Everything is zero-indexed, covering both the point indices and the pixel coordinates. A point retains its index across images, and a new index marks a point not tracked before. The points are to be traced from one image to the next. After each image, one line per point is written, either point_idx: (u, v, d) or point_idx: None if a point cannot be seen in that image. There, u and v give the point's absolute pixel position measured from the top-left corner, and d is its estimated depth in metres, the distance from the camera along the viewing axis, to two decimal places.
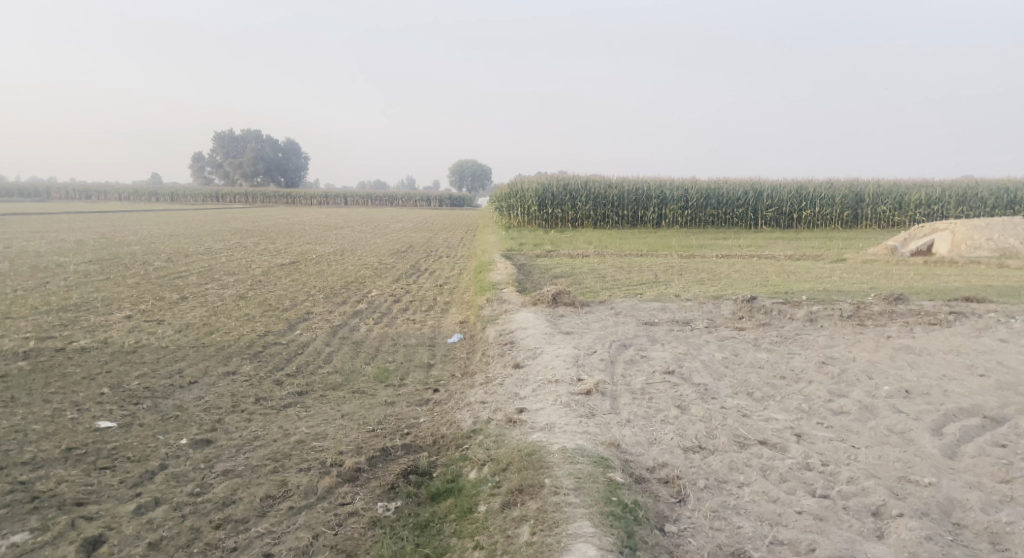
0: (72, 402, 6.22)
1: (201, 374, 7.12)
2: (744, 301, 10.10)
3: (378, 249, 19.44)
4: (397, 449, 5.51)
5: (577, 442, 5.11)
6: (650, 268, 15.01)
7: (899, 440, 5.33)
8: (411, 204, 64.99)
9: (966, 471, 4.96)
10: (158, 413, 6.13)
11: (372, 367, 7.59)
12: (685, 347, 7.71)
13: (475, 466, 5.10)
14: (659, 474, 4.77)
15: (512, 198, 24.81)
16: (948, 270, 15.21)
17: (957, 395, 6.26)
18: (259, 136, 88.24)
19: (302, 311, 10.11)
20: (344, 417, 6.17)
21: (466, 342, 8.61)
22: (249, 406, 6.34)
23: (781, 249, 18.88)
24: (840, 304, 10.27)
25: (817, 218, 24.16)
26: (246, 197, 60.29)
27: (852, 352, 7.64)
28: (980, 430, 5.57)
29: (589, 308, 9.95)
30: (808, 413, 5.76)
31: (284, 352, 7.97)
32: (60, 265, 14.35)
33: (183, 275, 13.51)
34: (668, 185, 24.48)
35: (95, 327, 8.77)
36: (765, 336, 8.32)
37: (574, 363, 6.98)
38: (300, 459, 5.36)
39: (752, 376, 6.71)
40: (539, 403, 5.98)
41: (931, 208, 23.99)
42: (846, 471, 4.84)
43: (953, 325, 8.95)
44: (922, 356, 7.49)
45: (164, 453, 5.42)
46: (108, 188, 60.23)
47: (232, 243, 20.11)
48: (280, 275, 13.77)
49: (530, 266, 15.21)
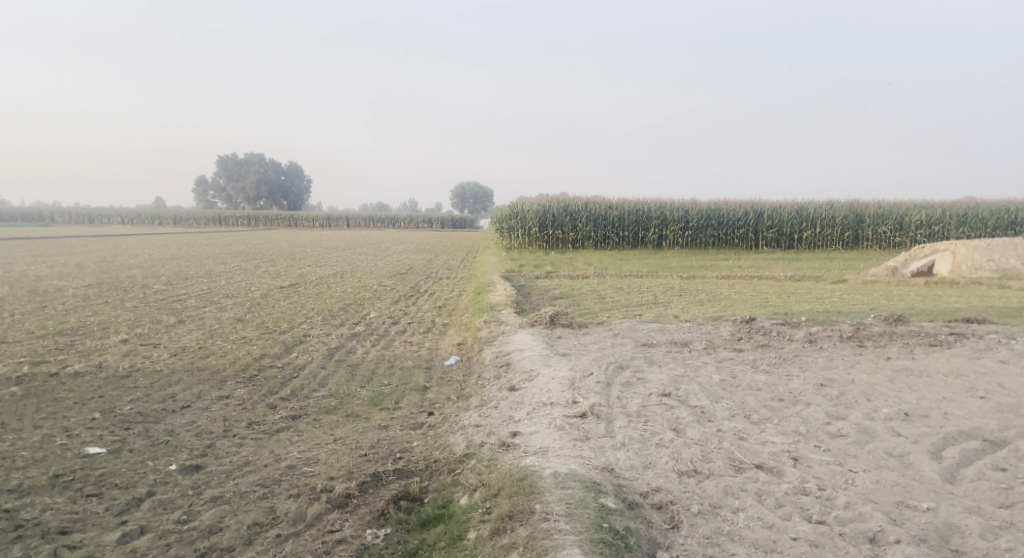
0: (62, 428, 6.16)
1: (194, 398, 7.05)
2: (743, 322, 10.04)
3: (379, 271, 19.40)
4: (388, 474, 5.43)
5: (569, 466, 5.04)
6: (650, 289, 14.96)
7: (898, 463, 5.25)
8: (413, 225, 65.18)
9: (965, 496, 4.87)
10: (149, 438, 6.07)
11: (367, 390, 7.51)
12: (683, 369, 7.63)
13: (466, 492, 5.03)
14: (652, 499, 4.69)
15: (512, 220, 24.82)
16: (950, 290, 15.16)
17: (957, 417, 6.19)
18: (262, 160, 88.74)
19: (299, 334, 10.06)
20: (336, 441, 6.10)
21: (463, 365, 8.54)
22: (241, 431, 6.28)
23: (782, 270, 18.83)
24: (840, 325, 10.19)
25: (818, 239, 24.13)
26: (248, 220, 60.45)
27: (851, 374, 7.56)
28: (980, 453, 5.50)
29: (587, 329, 9.90)
30: (805, 437, 5.69)
31: (279, 376, 7.90)
32: (58, 289, 14.33)
33: (181, 298, 13.46)
34: (669, 206, 24.49)
35: (90, 352, 8.71)
36: (764, 357, 8.26)
37: (570, 386, 6.91)
38: (290, 485, 5.29)
39: (750, 398, 6.63)
40: (533, 426, 5.91)
41: (932, 228, 23.99)
42: (843, 496, 4.76)
43: (954, 347, 8.88)
44: (922, 378, 7.42)
45: (152, 480, 5.35)
46: (109, 212, 60.45)
47: (232, 265, 20.06)
48: (279, 298, 13.73)
49: (530, 287, 15.17)
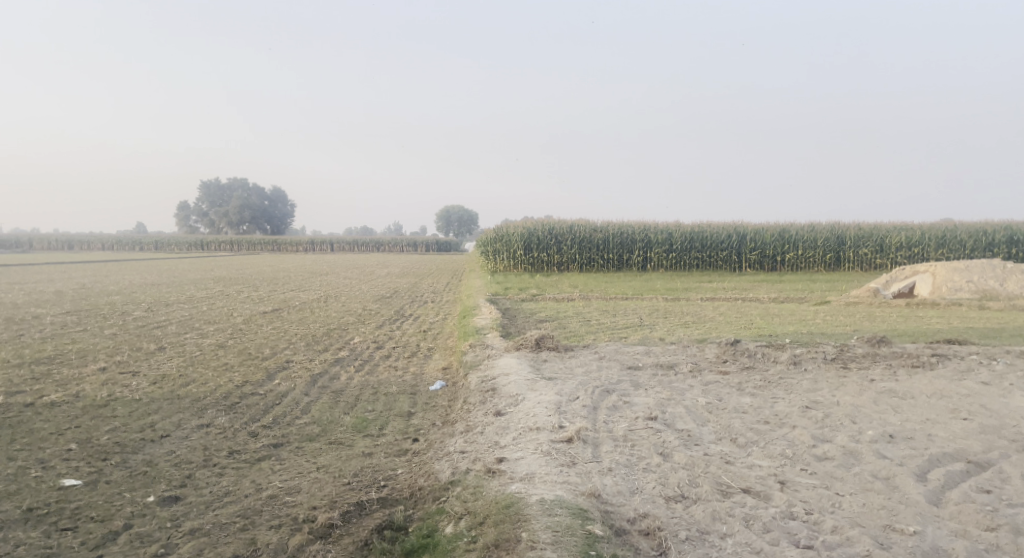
0: (37, 460, 6.03)
1: (174, 427, 6.93)
2: (728, 345, 10.05)
3: (363, 295, 19.31)
4: (372, 503, 5.35)
5: (556, 493, 4.99)
6: (635, 311, 14.97)
7: (884, 486, 5.25)
8: (397, 249, 65.11)
9: (951, 519, 4.87)
10: (127, 468, 5.96)
11: (350, 417, 7.42)
12: (669, 392, 7.61)
13: (452, 520, 4.95)
14: (639, 525, 4.65)
15: (497, 243, 24.83)
16: (931, 312, 15.29)
17: (941, 439, 6.20)
18: (246, 185, 88.56)
19: (282, 360, 9.95)
20: (319, 469, 6.02)
21: (448, 390, 8.47)
22: (222, 460, 6.18)
23: (765, 292, 18.96)
24: (824, 347, 10.24)
25: (800, 261, 24.33)
26: (232, 244, 60.14)
27: (836, 395, 7.57)
28: (965, 475, 5.51)
29: (572, 352, 9.88)
30: (792, 460, 5.67)
31: (262, 403, 7.80)
32: (36, 317, 14.12)
33: (162, 325, 13.29)
34: (653, 229, 24.64)
35: (68, 381, 8.56)
36: (749, 380, 8.26)
37: (556, 410, 6.86)
38: (271, 516, 5.21)
39: (736, 421, 6.62)
40: (519, 452, 5.86)
41: (912, 250, 24.29)
42: (830, 520, 4.74)
43: (936, 368, 8.94)
44: (906, 400, 7.44)
45: (129, 512, 5.25)
46: (91, 238, 59.97)
47: (214, 291, 19.90)
48: (262, 324, 13.60)
49: (516, 311, 15.15)
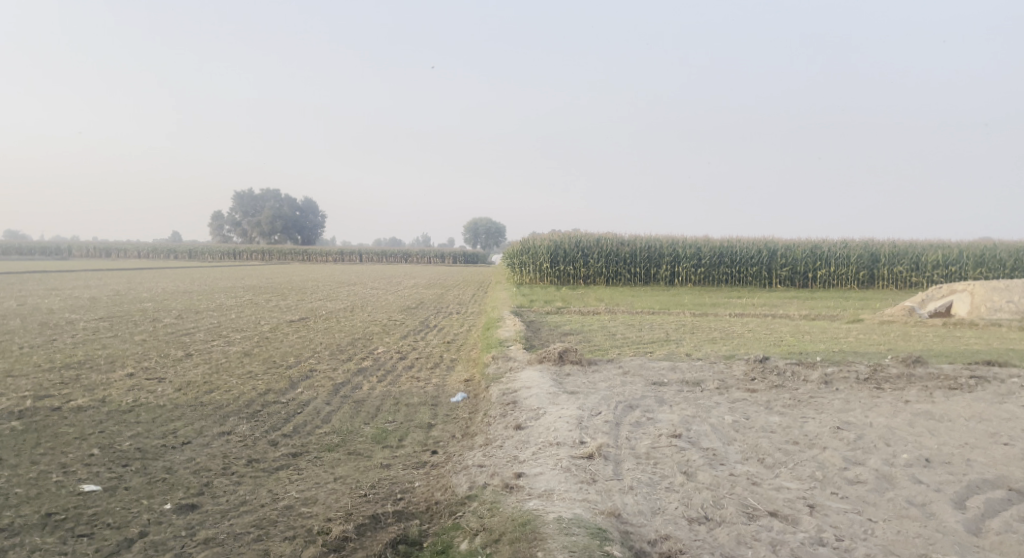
0: (59, 464, 6.04)
1: (195, 434, 6.91)
2: (756, 362, 9.82)
3: (390, 305, 19.30)
4: (387, 516, 5.25)
5: (574, 511, 4.85)
6: (662, 326, 14.73)
7: (920, 513, 5.02)
8: (426, 260, 65.37)
9: (992, 550, 4.64)
10: (146, 475, 5.93)
11: (370, 427, 7.34)
12: (694, 410, 7.41)
13: (467, 536, 4.83)
14: (661, 548, 4.50)
15: (524, 255, 24.73)
16: (969, 332, 14.84)
17: (980, 465, 5.95)
18: (278, 195, 89.81)
19: (305, 369, 9.91)
20: (336, 480, 5.93)
21: (469, 402, 8.35)
22: (240, 468, 6.13)
23: (796, 308, 18.62)
24: (856, 366, 9.94)
25: (832, 278, 23.88)
26: (263, 254, 60.85)
27: (869, 417, 7.32)
28: (1006, 503, 5.26)
29: (597, 366, 9.70)
30: (821, 482, 5.46)
31: (283, 412, 7.76)
32: (69, 322, 14.31)
33: (190, 332, 13.36)
34: (682, 242, 24.35)
35: (95, 386, 8.61)
36: (778, 398, 8.02)
37: (578, 425, 6.71)
38: (286, 527, 5.14)
39: (764, 441, 6.41)
40: (538, 468, 5.72)
41: (949, 268, 23.70)
42: (862, 548, 4.55)
43: (975, 390, 8.61)
44: (943, 423, 7.16)
45: (144, 519, 5.22)
46: (128, 246, 61.17)
47: (243, 300, 20.01)
48: (288, 332, 13.62)
49: (541, 323, 15.02)
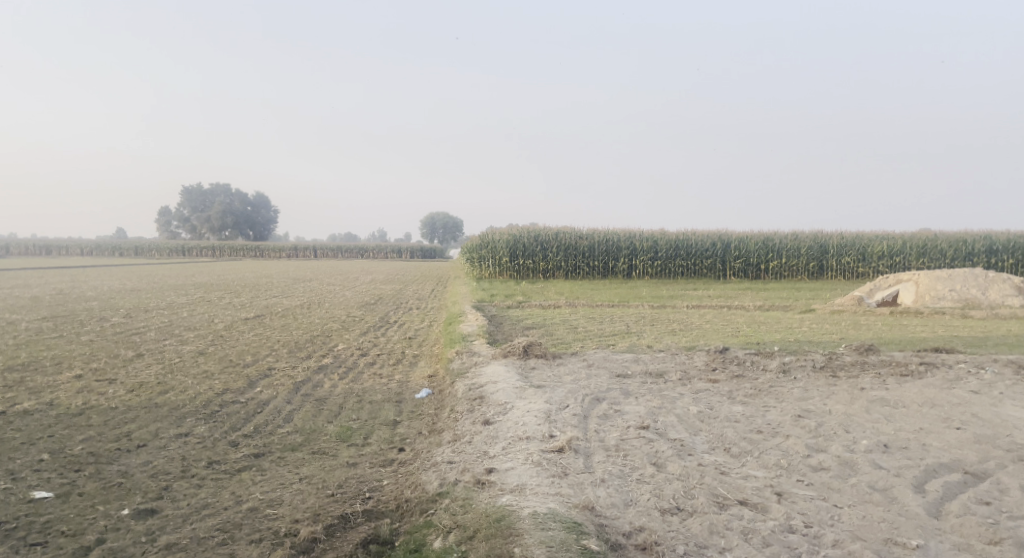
0: (6, 471, 5.79)
1: (151, 436, 6.71)
2: (717, 352, 9.96)
3: (347, 301, 19.05)
4: (357, 516, 5.17)
5: (548, 505, 4.84)
6: (622, 318, 14.85)
7: (883, 498, 5.14)
8: (381, 255, 64.79)
9: (953, 532, 4.78)
10: (101, 480, 5.73)
11: (334, 426, 7.22)
12: (659, 401, 7.47)
13: (440, 534, 4.78)
14: (636, 540, 4.52)
15: (482, 249, 24.66)
16: (915, 320, 15.31)
17: (936, 449, 6.13)
18: (228, 191, 87.95)
19: (264, 367, 9.71)
20: (302, 480, 5.82)
21: (434, 398, 8.29)
22: (201, 471, 5.97)
23: (751, 299, 18.96)
24: (813, 355, 10.15)
25: (784, 269, 24.37)
26: (213, 250, 59.53)
27: (828, 404, 7.48)
28: (963, 486, 5.43)
29: (560, 359, 9.72)
30: (787, 470, 5.56)
31: (242, 412, 7.58)
32: (10, 323, 13.75)
33: (140, 331, 12.96)
34: (638, 236, 24.57)
35: (42, 388, 8.29)
36: (740, 388, 8.14)
37: (546, 419, 6.70)
38: (251, 530, 5.02)
39: (729, 431, 6.49)
40: (509, 462, 5.70)
41: (894, 258, 24.42)
42: (830, 534, 4.64)
43: (925, 377, 8.88)
44: (898, 409, 7.36)
45: (101, 526, 5.04)
46: (70, 243, 59.15)
47: (194, 297, 19.52)
48: (244, 330, 13.33)
49: (502, 317, 14.99)
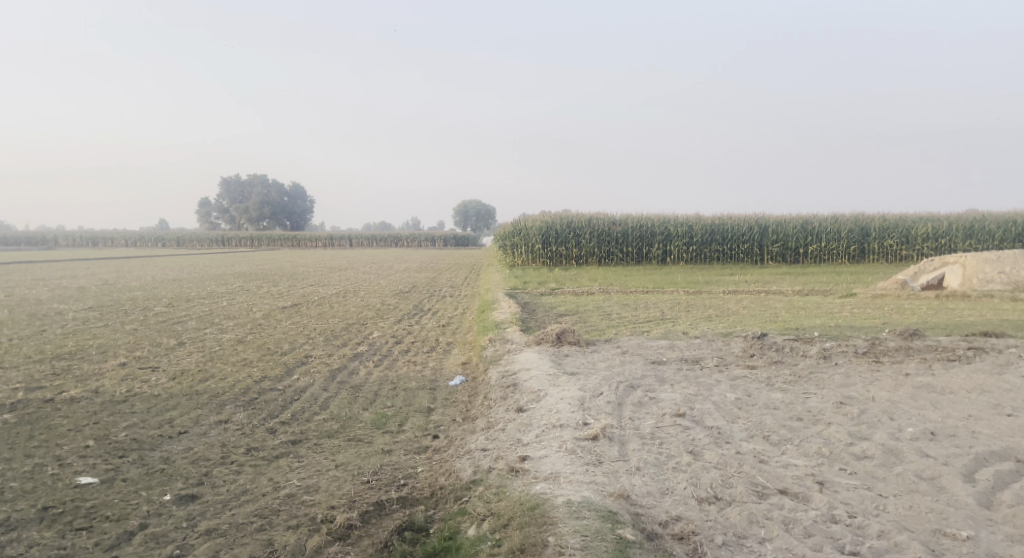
0: (54, 457, 5.92)
1: (192, 423, 6.80)
2: (754, 338, 9.78)
3: (382, 289, 19.17)
4: (392, 503, 5.18)
5: (583, 494, 4.79)
6: (656, 305, 14.67)
7: (930, 487, 4.99)
8: (416, 243, 65.15)
9: (1006, 523, 4.62)
10: (144, 466, 5.82)
11: (369, 413, 7.24)
12: (696, 388, 7.35)
13: (474, 522, 4.77)
14: (672, 530, 4.45)
15: (515, 237, 24.58)
16: (962, 304, 14.88)
17: (986, 436, 5.93)
18: (265, 181, 89.06)
19: (301, 355, 9.80)
20: (338, 467, 5.86)
21: (468, 385, 8.27)
22: (240, 457, 6.04)
23: (789, 284, 18.61)
24: (854, 340, 9.92)
25: (824, 253, 23.85)
26: (252, 239, 60.46)
27: (871, 391, 7.29)
28: (1015, 475, 5.24)
29: (595, 346, 9.64)
30: (829, 458, 5.43)
31: (280, 399, 7.65)
32: (58, 312, 14.11)
33: (181, 320, 13.18)
34: (673, 221, 24.24)
35: (87, 376, 8.47)
36: (778, 375, 7.98)
37: (580, 407, 6.64)
38: (289, 515, 5.06)
39: (768, 418, 6.37)
40: (542, 450, 5.65)
41: (939, 241, 23.79)
42: (875, 524, 4.52)
43: (973, 362, 8.61)
44: (945, 396, 7.14)
45: (144, 511, 5.12)
46: (114, 234, 60.57)
47: (234, 287, 19.80)
48: (281, 319, 13.47)
49: (536, 305, 14.92)
